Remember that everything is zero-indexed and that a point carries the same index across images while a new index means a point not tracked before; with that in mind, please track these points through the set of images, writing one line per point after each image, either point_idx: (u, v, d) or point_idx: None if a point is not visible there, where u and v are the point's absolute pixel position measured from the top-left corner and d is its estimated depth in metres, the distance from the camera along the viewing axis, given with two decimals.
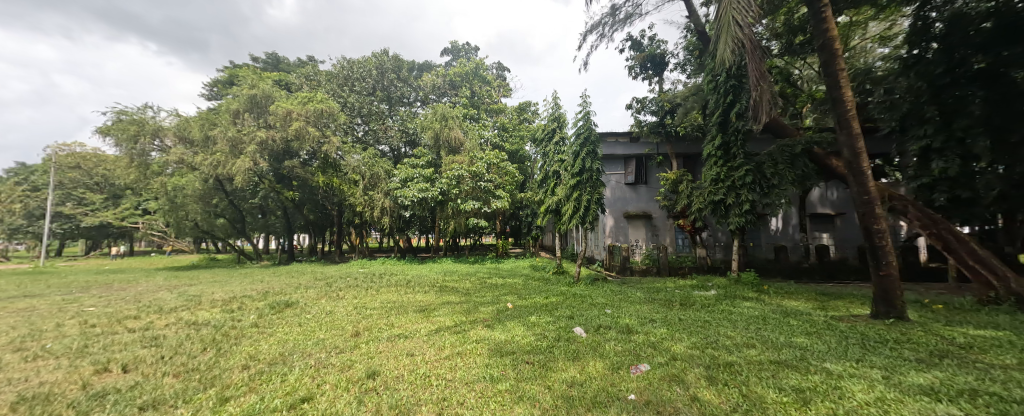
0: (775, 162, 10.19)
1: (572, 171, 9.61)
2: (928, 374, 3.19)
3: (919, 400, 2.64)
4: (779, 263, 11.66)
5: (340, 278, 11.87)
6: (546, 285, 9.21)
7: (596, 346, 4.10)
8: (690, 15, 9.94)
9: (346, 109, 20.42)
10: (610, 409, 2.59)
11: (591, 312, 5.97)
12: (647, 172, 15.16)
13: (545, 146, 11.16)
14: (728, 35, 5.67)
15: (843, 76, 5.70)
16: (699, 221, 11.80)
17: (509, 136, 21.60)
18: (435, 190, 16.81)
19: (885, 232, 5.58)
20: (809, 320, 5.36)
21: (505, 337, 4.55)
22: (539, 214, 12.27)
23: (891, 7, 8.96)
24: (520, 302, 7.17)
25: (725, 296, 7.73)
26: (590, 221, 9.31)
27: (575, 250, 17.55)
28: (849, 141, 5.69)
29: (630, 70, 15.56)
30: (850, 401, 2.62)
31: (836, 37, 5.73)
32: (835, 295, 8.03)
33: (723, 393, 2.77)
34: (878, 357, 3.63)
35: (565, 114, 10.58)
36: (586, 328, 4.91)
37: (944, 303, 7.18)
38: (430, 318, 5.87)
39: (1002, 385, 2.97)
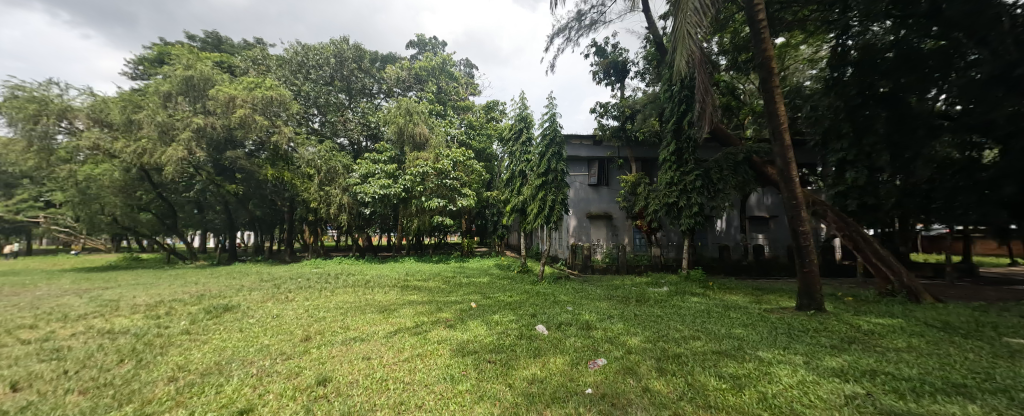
0: (720, 168, 10.95)
1: (538, 171, 9.71)
2: (839, 358, 3.59)
3: (831, 381, 2.97)
4: (724, 261, 12.53)
5: (290, 279, 11.23)
6: (508, 285, 9.27)
7: (557, 343, 4.21)
8: (649, 26, 10.41)
9: (300, 98, 19.26)
10: (567, 404, 2.67)
11: (553, 310, 6.09)
12: (609, 174, 15.69)
13: (513, 146, 11.27)
14: (684, 49, 6.00)
15: (778, 92, 6.24)
16: (654, 222, 12.41)
17: (476, 135, 21.48)
18: (398, 187, 16.36)
19: (809, 233, 6.19)
20: (746, 313, 5.83)
21: (466, 337, 4.54)
22: (505, 213, 12.29)
23: (818, 34, 9.98)
24: (483, 301, 7.14)
25: (675, 292, 8.18)
26: (555, 221, 9.52)
27: (540, 249, 17.82)
28: (781, 151, 6.24)
29: (595, 75, 16.01)
30: (776, 385, 2.89)
31: (773, 57, 6.24)
32: (768, 290, 8.77)
33: (670, 384, 2.95)
34: (800, 345, 4.03)
35: (531, 114, 10.73)
36: (548, 326, 5.02)
37: (854, 296, 8.11)
38: (389, 320, 5.73)
39: (894, 364, 3.43)
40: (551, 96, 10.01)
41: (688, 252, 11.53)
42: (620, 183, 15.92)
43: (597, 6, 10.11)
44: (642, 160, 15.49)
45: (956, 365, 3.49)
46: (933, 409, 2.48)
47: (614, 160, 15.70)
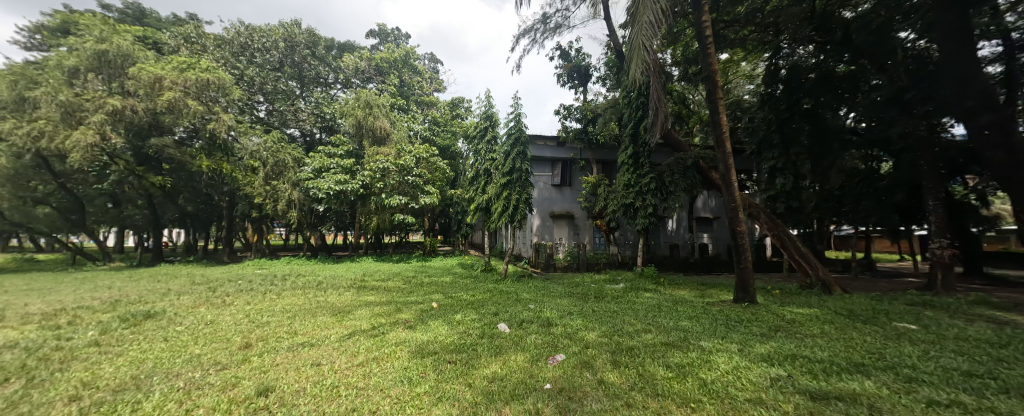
0: (672, 172, 11.63)
1: (502, 170, 9.74)
2: (768, 345, 3.97)
3: (759, 365, 3.29)
4: (675, 259, 13.30)
5: (226, 281, 10.39)
6: (470, 284, 9.23)
7: (518, 340, 4.28)
8: (610, 34, 10.79)
9: (242, 84, 17.87)
10: (526, 400, 2.74)
11: (515, 308, 6.18)
12: (571, 175, 16.10)
13: (478, 144, 11.25)
14: (639, 59, 6.31)
15: (721, 104, 6.72)
16: (612, 222, 12.91)
17: (439, 132, 21.18)
18: (356, 183, 15.78)
19: (745, 233, 6.73)
20: (692, 306, 6.25)
21: (427, 338, 4.49)
22: (469, 211, 12.13)
23: (757, 53, 10.93)
24: (445, 301, 7.09)
25: (631, 288, 8.59)
26: (519, 220, 9.65)
27: (503, 249, 17.91)
28: (722, 157, 6.72)
29: (559, 78, 16.35)
30: (714, 371, 3.14)
31: (717, 70, 6.71)
32: (710, 285, 9.45)
33: (623, 375, 3.11)
34: (736, 334, 4.39)
35: (497, 113, 10.78)
36: (510, 324, 5.07)
37: (781, 289, 8.96)
38: (343, 323, 5.53)
39: (811, 348, 3.85)
40: (516, 96, 10.08)
41: (643, 251, 12.11)
42: (582, 184, 16.38)
43: (562, 11, 10.32)
44: (603, 162, 16.05)
45: (858, 347, 3.98)
46: (839, 386, 2.85)
47: (576, 161, 16.12)
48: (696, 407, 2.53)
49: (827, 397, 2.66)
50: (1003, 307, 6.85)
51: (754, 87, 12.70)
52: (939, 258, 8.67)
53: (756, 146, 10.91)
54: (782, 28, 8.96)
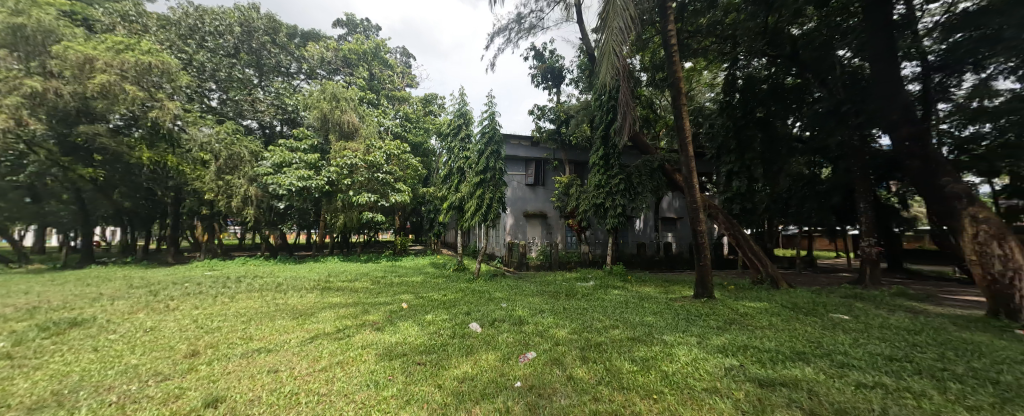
0: (640, 174, 12.05)
1: (476, 169, 9.70)
2: (723, 336, 4.22)
3: (715, 356, 3.50)
4: (641, 257, 13.80)
5: (171, 285, 9.64)
6: (442, 284, 9.11)
7: (489, 339, 4.29)
8: (583, 37, 11.02)
9: (191, 69, 16.58)
10: (496, 399, 2.77)
11: (487, 307, 6.18)
12: (544, 174, 16.29)
13: (451, 142, 11.10)
14: (609, 64, 6.51)
15: (685, 110, 7.04)
16: (583, 221, 13.17)
17: (412, 128, 20.86)
18: (321, 179, 15.18)
19: (705, 232, 7.09)
20: (656, 302, 6.51)
21: (395, 340, 4.42)
22: (442, 210, 11.85)
23: (717, 62, 11.58)
24: (415, 301, 6.98)
25: (600, 285, 8.84)
26: (492, 219, 9.66)
27: (476, 248, 17.87)
28: (684, 160, 7.02)
29: (533, 78, 16.47)
30: (675, 363, 3.31)
31: (681, 77, 7.00)
32: (673, 281, 9.88)
33: (591, 370, 3.20)
34: (695, 328, 4.63)
35: (471, 111, 10.72)
36: (481, 323, 5.07)
37: (735, 284, 9.52)
38: (305, 326, 5.32)
39: (761, 339, 4.12)
40: (490, 94, 10.06)
41: (612, 250, 12.47)
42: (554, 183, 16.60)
43: (536, 12, 10.42)
44: (575, 163, 16.35)
45: (800, 337, 4.31)
46: (783, 373, 3.09)
47: (549, 161, 16.32)
48: (657, 398, 2.66)
49: (774, 384, 2.87)
50: (920, 300, 7.66)
51: (715, 95, 13.44)
52: (868, 255, 9.44)
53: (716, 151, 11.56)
54: (739, 41, 9.52)
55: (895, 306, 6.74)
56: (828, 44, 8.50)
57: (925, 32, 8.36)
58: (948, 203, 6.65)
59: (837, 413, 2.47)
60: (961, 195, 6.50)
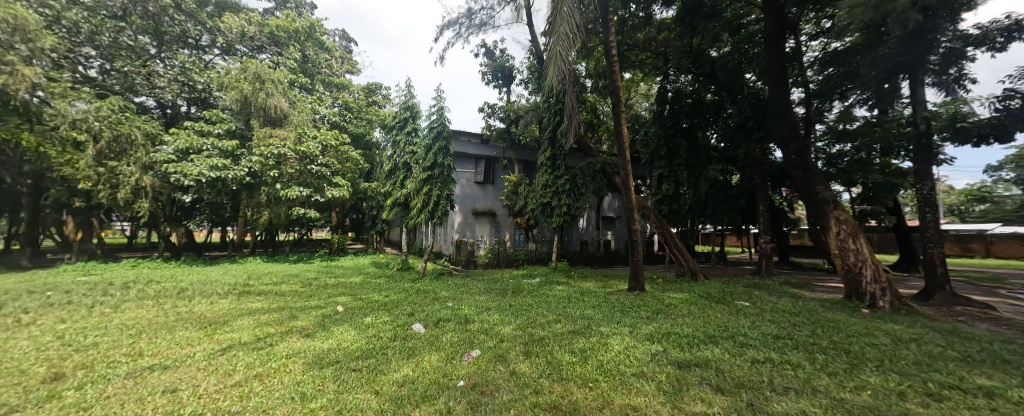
0: (583, 175, 12.65)
1: (423, 165, 9.47)
2: (651, 325, 4.60)
3: (643, 343, 3.81)
4: (583, 254, 14.44)
5: (25, 294, 7.85)
6: (384, 284, 8.73)
7: (433, 340, 4.25)
8: (532, 40, 11.28)
9: (56, 28, 12.39)
10: (437, 400, 2.77)
11: (432, 307, 6.10)
12: (494, 173, 16.37)
13: (399, 135, 10.85)
14: (555, 68, 6.78)
15: (623, 117, 7.50)
16: (531, 220, 13.44)
17: (355, 119, 19.66)
18: (240, 170, 13.67)
19: (638, 231, 7.61)
20: (595, 296, 6.87)
21: (326, 347, 4.20)
22: (386, 207, 11.56)
23: (652, 75, 12.62)
24: (353, 303, 6.68)
25: (545, 282, 9.12)
26: (439, 216, 9.48)
27: (422, 246, 17.43)
28: (623, 163, 7.47)
29: (483, 76, 16.48)
30: (609, 352, 3.56)
31: (621, 86, 7.46)
32: (612, 276, 10.49)
33: (533, 364, 3.32)
34: (628, 319, 4.97)
35: (418, 104, 10.56)
36: (425, 324, 5.00)
37: (663, 277, 10.37)
38: (215, 337, 4.77)
39: (683, 325, 4.57)
40: (439, 88, 9.83)
41: (557, 247, 12.91)
42: (503, 182, 16.76)
43: (487, 10, 10.46)
44: (523, 162, 16.65)
45: (713, 322, 4.84)
46: (698, 355, 3.47)
47: (499, 159, 16.41)
48: (593, 386, 2.85)
49: (689, 365, 3.22)
50: (801, 287, 9.05)
51: (649, 105, 14.63)
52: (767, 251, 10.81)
53: (651, 156, 12.56)
54: (669, 57, 10.43)
55: (782, 293, 7.86)
56: (738, 68, 9.96)
57: (809, 64, 10.33)
58: (822, 206, 7.73)
59: (737, 387, 2.84)
60: (831, 200, 7.62)
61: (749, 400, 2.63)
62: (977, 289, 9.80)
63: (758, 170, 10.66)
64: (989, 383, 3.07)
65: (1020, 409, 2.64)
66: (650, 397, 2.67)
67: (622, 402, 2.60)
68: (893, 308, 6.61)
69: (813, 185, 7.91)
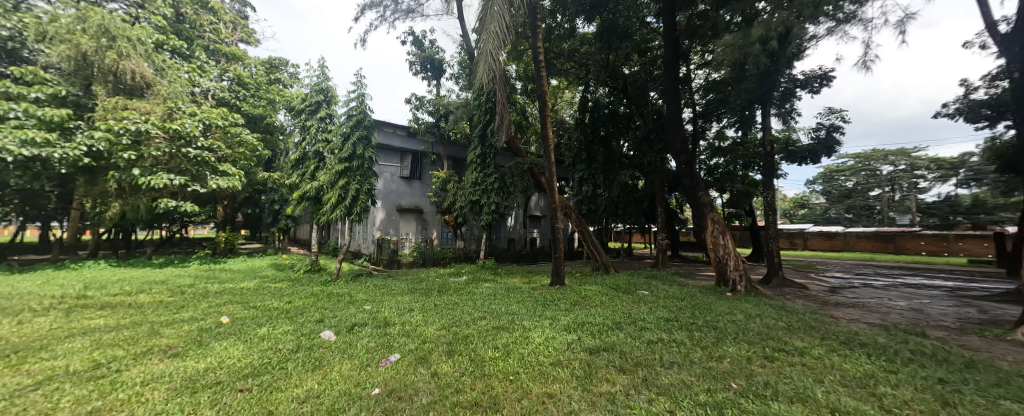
0: (512, 174, 13.01)
1: (339, 156, 8.80)
2: (569, 316, 4.91)
3: (559, 333, 4.07)
4: (511, 251, 14.75)
5: None
6: (286, 288, 7.39)
7: (346, 347, 3.85)
8: (463, 35, 11.28)
9: None
10: (347, 412, 2.52)
11: (346, 311, 5.47)
12: (421, 168, 16.03)
13: (307, 120, 9.92)
14: (485, 66, 6.87)
15: (548, 121, 7.83)
16: (460, 217, 13.40)
17: (262, 92, 14.88)
18: (82, 147, 9.06)
19: (560, 230, 8.01)
20: (520, 292, 7.08)
21: (204, 366, 3.27)
22: (293, 201, 10.65)
23: (575, 84, 13.44)
24: (241, 312, 5.27)
25: (472, 280, 9.12)
26: (357, 213, 8.95)
27: (338, 245, 16.10)
28: (548, 164, 7.82)
29: (411, 65, 16.06)
30: (528, 344, 3.74)
31: (547, 91, 7.80)
32: (535, 272, 10.96)
33: (455, 364, 3.33)
34: (550, 312, 5.23)
35: (333, 89, 9.96)
36: (336, 331, 4.44)
37: (582, 272, 11.10)
38: (15, 369, 3.21)
39: (595, 315, 4.93)
40: (359, 71, 8.94)
41: (485, 245, 13.07)
42: (432, 178, 16.57)
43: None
44: (453, 159, 16.67)
45: (622, 310, 5.32)
46: (607, 340, 3.80)
47: (427, 155, 16.16)
48: (513, 379, 2.97)
49: (598, 350, 3.50)
50: (687, 276, 10.40)
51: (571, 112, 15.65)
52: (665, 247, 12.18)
53: (572, 159, 13.34)
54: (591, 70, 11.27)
55: (671, 282, 8.94)
56: (643, 86, 11.17)
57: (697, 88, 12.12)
58: (702, 209, 8.86)
59: (635, 365, 3.17)
60: (710, 204, 8.77)
61: (643, 376, 2.96)
62: (799, 274, 12.41)
63: (660, 176, 12.02)
64: (803, 344, 3.87)
65: (822, 362, 3.37)
66: (564, 383, 2.85)
67: (540, 391, 2.75)
68: (749, 291, 7.92)
69: (697, 191, 8.99)
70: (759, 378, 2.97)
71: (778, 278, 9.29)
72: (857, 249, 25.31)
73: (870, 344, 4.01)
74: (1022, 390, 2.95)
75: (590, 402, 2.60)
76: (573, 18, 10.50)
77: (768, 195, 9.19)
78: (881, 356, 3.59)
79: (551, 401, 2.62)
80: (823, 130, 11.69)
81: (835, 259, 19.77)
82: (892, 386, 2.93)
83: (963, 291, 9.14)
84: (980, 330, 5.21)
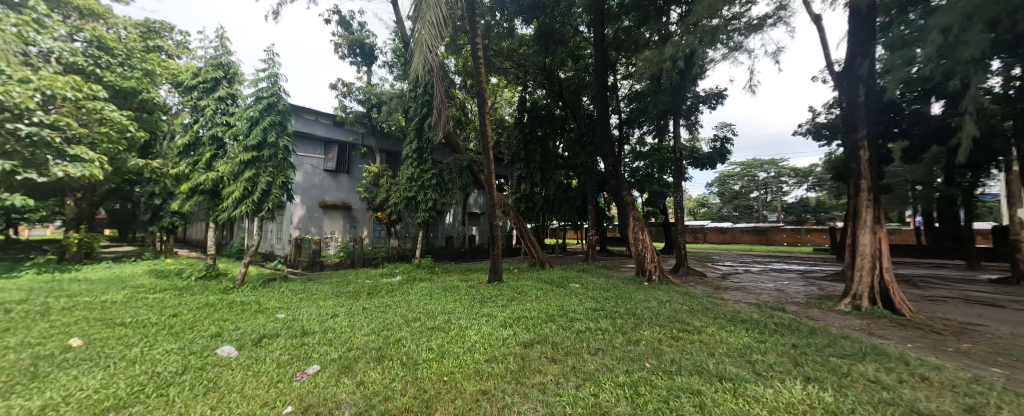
0: (450, 171, 12.66)
1: (246, 144, 7.63)
2: (504, 312, 5.00)
3: (496, 329, 4.13)
4: (449, 250, 14.59)
5: None
6: (169, 299, 6.19)
7: (251, 363, 3.39)
8: (397, 21, 10.68)
9: None
10: None
11: (255, 321, 4.82)
12: (349, 161, 14.79)
13: (202, 99, 8.36)
14: (422, 56, 6.61)
15: (488, 117, 7.83)
16: (394, 214, 12.65)
17: (137, 61, 11.60)
18: None
19: (499, 226, 8.07)
20: (456, 290, 6.98)
21: (40, 404, 2.57)
22: (184, 195, 8.95)
23: (512, 83, 13.64)
24: (102, 331, 4.28)
25: (407, 280, 8.73)
26: (268, 209, 7.86)
27: (242, 246, 14.00)
28: (486, 162, 7.79)
29: (337, 48, 14.69)
30: (465, 342, 3.72)
31: (486, 89, 7.79)
32: (474, 270, 10.96)
33: (385, 370, 3.16)
34: (485, 309, 5.25)
35: (237, 65, 8.59)
36: (238, 345, 3.87)
37: (518, 268, 11.35)
38: None
39: (529, 309, 5.11)
40: (271, 47, 7.79)
41: (421, 244, 12.59)
42: (361, 172, 15.34)
43: None
44: (387, 152, 15.73)
45: (553, 303, 5.59)
46: (540, 333, 3.97)
47: (356, 147, 14.87)
48: (448, 379, 2.93)
49: (532, 343, 3.64)
50: (613, 269, 11.44)
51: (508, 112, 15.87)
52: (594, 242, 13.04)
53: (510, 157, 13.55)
54: (528, 71, 11.65)
55: (600, 274, 9.75)
56: (576, 91, 11.86)
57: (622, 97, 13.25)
58: (625, 208, 9.75)
59: (565, 355, 3.36)
60: (631, 203, 9.68)
61: (572, 364, 3.16)
62: (701, 263, 14.38)
63: (589, 177, 12.98)
64: (701, 324, 4.52)
65: (714, 338, 3.98)
66: (498, 379, 2.91)
67: (474, 389, 2.76)
68: (663, 281, 8.94)
69: (620, 192, 9.82)
70: (667, 356, 3.38)
71: (684, 267, 10.68)
72: (741, 241, 30.14)
73: (747, 320, 4.85)
74: (845, 348, 3.85)
75: (522, 394, 2.69)
76: (512, 18, 10.68)
77: (678, 196, 10.48)
78: (755, 329, 4.38)
79: (485, 398, 2.65)
80: (719, 141, 13.92)
81: (724, 251, 23.31)
82: (762, 354, 3.59)
83: (811, 273, 11.58)
84: (820, 303, 6.66)
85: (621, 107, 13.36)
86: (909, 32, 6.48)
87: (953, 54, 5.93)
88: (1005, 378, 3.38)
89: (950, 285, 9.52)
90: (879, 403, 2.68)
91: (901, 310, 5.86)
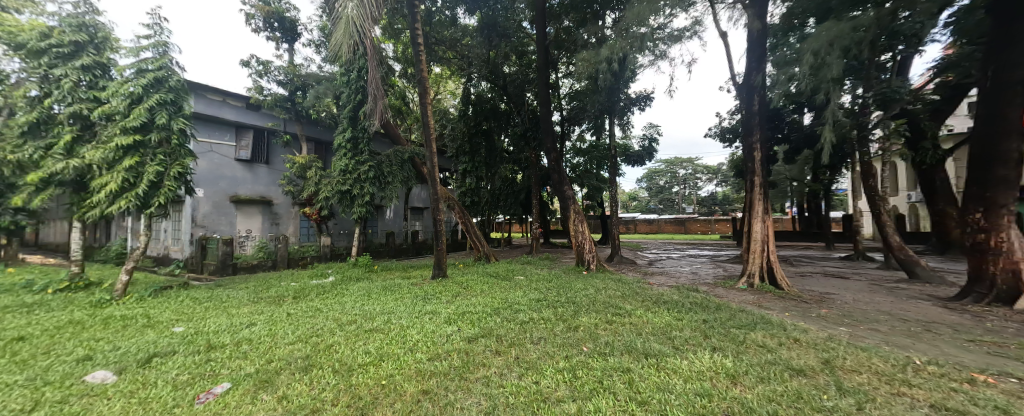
0: (391, 163, 11.91)
1: (127, 126, 6.27)
2: (450, 308, 4.87)
3: (438, 327, 4.01)
4: (389, 246, 13.84)
5: None
6: (12, 318, 4.88)
7: (135, 388, 2.83)
8: None
9: None
10: None
11: (142, 338, 4.05)
12: (267, 150, 13.10)
13: (59, 67, 6.65)
14: (348, 34, 6.02)
15: (429, 107, 7.49)
16: (325, 209, 11.62)
17: None
18: None
19: (443, 221, 7.83)
20: (399, 289, 6.62)
21: None
22: (35, 188, 7.09)
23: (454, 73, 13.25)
24: None
25: (340, 280, 8.01)
26: (158, 205, 6.59)
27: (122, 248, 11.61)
28: (429, 154, 7.46)
29: (249, 20, 12.82)
30: (405, 343, 3.55)
31: (428, 78, 7.43)
32: (417, 266, 10.56)
33: (314, 380, 2.89)
34: (429, 307, 5.05)
35: (106, 27, 7.01)
36: (118, 369, 3.20)
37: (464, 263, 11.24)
38: None
39: (475, 304, 5.05)
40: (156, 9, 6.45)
41: (359, 240, 11.72)
42: (283, 163, 13.73)
43: None
44: (315, 141, 14.26)
45: (501, 297, 5.61)
46: (485, 327, 3.95)
47: (276, 133, 13.22)
48: (386, 382, 2.78)
49: (477, 337, 3.64)
50: (554, 260, 11.90)
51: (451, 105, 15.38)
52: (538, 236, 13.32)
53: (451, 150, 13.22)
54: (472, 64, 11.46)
55: (542, 265, 10.10)
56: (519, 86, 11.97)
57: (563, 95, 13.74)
58: (566, 202, 10.19)
59: (509, 346, 3.43)
60: (571, 197, 10.16)
61: (515, 355, 3.22)
62: (631, 252, 15.66)
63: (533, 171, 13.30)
64: (631, 307, 4.94)
65: (642, 320, 4.37)
66: (441, 377, 2.84)
67: (415, 390, 2.67)
68: (599, 269, 9.54)
69: (562, 186, 10.22)
70: (602, 339, 3.63)
71: (618, 256, 11.54)
72: (664, 231, 33.41)
73: (669, 301, 5.41)
74: (742, 320, 4.51)
75: (466, 389, 2.67)
76: (453, 7, 10.44)
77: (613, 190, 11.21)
78: (675, 309, 4.91)
79: (427, 397, 2.57)
80: (646, 140, 15.20)
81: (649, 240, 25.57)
82: (681, 330, 4.03)
83: (718, 258, 13.35)
84: (724, 283, 7.71)
85: (561, 105, 13.86)
86: (790, 54, 7.68)
87: (819, 74, 7.17)
88: (849, 335, 4.28)
89: (817, 263, 11.74)
90: (766, 363, 3.19)
91: (782, 285, 7.05)
